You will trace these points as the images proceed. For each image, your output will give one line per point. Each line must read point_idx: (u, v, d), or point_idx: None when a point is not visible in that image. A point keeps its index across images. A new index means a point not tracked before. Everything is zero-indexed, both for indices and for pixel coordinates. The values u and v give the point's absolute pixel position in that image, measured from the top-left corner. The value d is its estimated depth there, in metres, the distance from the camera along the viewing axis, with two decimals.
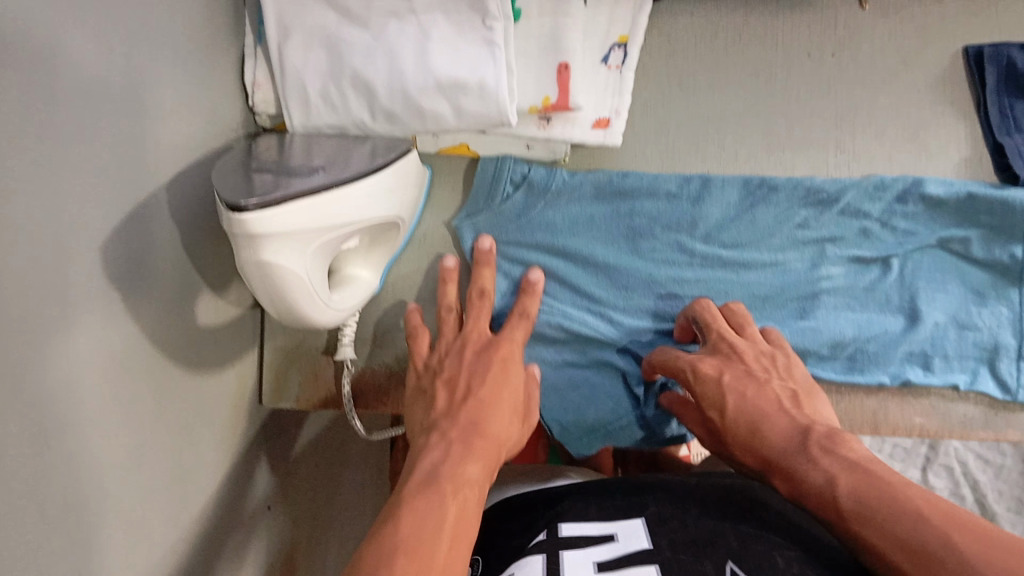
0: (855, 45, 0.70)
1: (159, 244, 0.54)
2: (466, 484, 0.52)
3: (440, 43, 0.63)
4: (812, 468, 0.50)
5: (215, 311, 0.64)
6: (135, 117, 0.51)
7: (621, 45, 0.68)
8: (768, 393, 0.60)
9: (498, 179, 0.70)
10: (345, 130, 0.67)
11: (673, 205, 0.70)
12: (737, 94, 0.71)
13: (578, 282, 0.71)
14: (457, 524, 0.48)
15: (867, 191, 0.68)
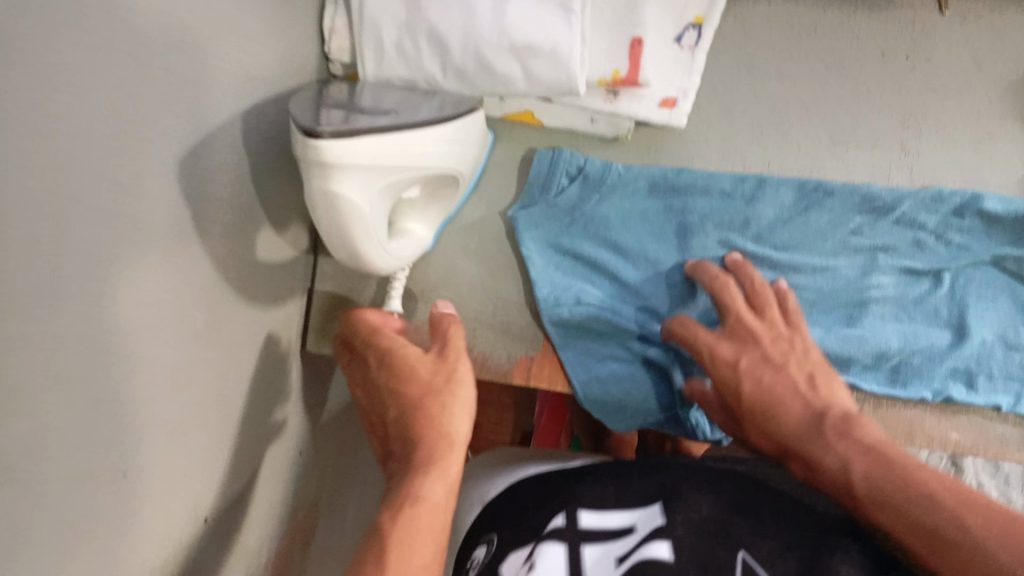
0: (929, 48, 0.70)
1: (223, 162, 0.55)
2: (441, 504, 0.50)
3: (518, 5, 0.65)
4: (824, 452, 0.51)
5: (268, 240, 0.65)
6: (222, 34, 0.53)
7: (696, 26, 0.68)
8: (787, 376, 0.59)
9: (555, 169, 0.71)
10: (415, 83, 0.68)
11: (727, 203, 0.70)
12: (807, 86, 0.71)
13: (627, 269, 0.70)
14: (428, 517, 0.48)
15: (924, 201, 0.68)
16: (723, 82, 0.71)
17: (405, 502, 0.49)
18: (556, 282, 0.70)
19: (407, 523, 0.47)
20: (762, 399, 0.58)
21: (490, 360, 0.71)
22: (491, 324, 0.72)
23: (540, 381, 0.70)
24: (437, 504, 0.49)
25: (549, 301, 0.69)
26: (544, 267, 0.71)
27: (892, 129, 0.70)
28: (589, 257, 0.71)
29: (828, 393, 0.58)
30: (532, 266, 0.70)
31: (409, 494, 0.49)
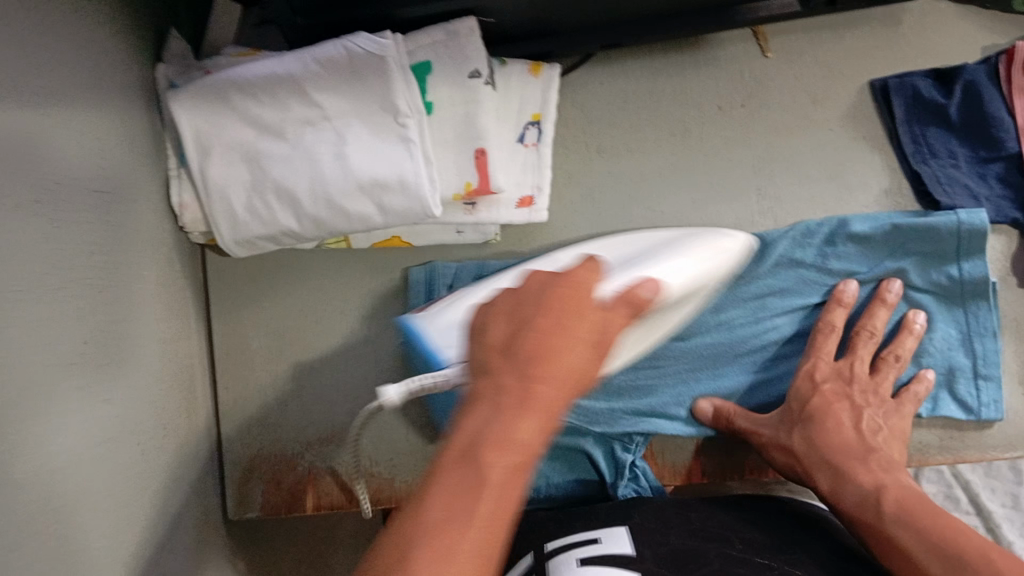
0: (762, 93, 0.72)
1: (93, 381, 0.54)
2: (508, 495, 0.36)
3: (357, 146, 0.65)
4: (855, 476, 0.59)
5: (164, 431, 0.64)
6: (54, 258, 0.52)
7: (536, 123, 0.70)
8: (859, 412, 0.64)
9: (436, 286, 0.70)
10: (277, 238, 0.68)
11: None
12: (657, 154, 0.72)
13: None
14: (500, 505, 0.36)
15: (796, 239, 0.69)
16: (576, 167, 0.73)
17: (461, 490, 0.35)
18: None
19: (452, 511, 0.35)
20: (818, 417, 0.63)
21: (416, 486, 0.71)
22: (409, 451, 0.72)
23: None
24: (526, 459, 0.37)
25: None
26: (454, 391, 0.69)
27: (746, 177, 0.71)
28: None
29: (883, 439, 0.63)
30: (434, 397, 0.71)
31: (477, 479, 0.36)
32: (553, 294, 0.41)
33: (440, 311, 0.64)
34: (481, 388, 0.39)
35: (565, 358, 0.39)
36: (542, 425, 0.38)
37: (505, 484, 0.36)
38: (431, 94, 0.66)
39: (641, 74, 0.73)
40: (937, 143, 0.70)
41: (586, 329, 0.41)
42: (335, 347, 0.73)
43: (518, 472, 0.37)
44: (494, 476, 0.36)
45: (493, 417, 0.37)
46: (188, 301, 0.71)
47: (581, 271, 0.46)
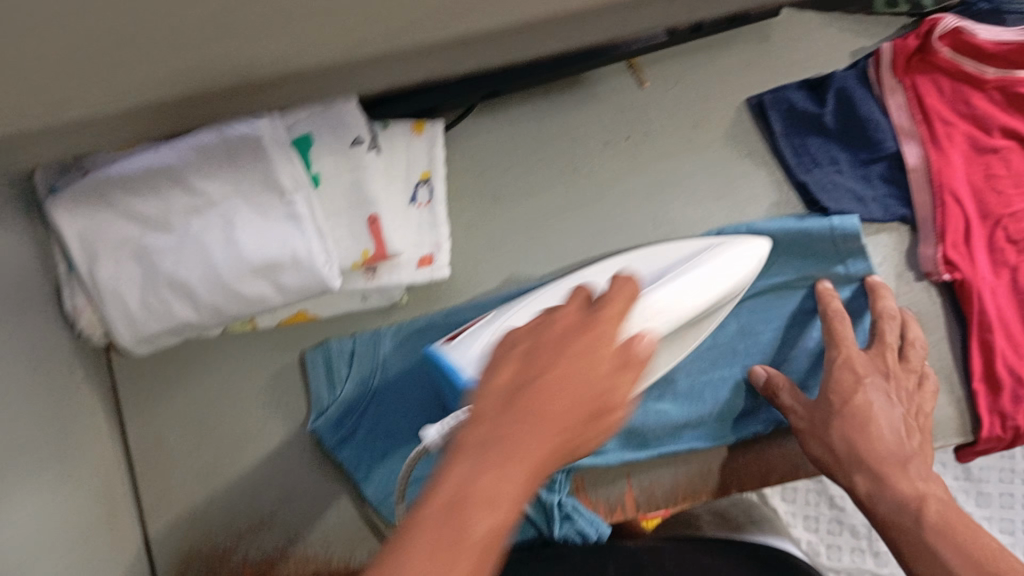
0: (645, 124, 0.73)
1: (15, 510, 0.51)
2: (487, 562, 0.35)
3: (246, 229, 0.64)
4: (897, 484, 0.61)
5: (94, 549, 0.61)
6: None
7: (425, 181, 0.70)
8: (894, 412, 0.65)
9: (333, 365, 0.73)
10: (177, 329, 0.67)
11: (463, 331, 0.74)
12: (552, 194, 0.73)
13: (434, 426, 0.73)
14: (478, 571, 0.34)
15: None
16: (475, 217, 0.72)
17: (439, 543, 0.34)
18: (375, 468, 0.72)
19: (426, 568, 0.33)
20: (856, 418, 0.64)
21: (351, 562, 0.72)
22: (340, 526, 0.73)
23: None
24: (509, 522, 0.36)
25: (381, 497, 0.72)
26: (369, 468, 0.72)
27: (641, 208, 0.72)
28: (402, 434, 0.73)
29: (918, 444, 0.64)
30: (352, 470, 0.72)
31: (461, 532, 0.34)
32: (568, 347, 0.41)
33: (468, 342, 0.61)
34: (470, 436, 0.38)
35: (527, 444, 0.37)
36: (526, 484, 0.37)
37: (487, 548, 0.35)
38: (316, 165, 0.66)
39: (525, 118, 0.73)
40: (819, 152, 0.72)
41: (566, 405, 0.39)
42: (255, 430, 0.73)
43: (500, 541, 0.35)
44: (475, 534, 0.34)
45: (483, 471, 0.36)
46: (95, 404, 0.68)
47: (596, 326, 0.42)
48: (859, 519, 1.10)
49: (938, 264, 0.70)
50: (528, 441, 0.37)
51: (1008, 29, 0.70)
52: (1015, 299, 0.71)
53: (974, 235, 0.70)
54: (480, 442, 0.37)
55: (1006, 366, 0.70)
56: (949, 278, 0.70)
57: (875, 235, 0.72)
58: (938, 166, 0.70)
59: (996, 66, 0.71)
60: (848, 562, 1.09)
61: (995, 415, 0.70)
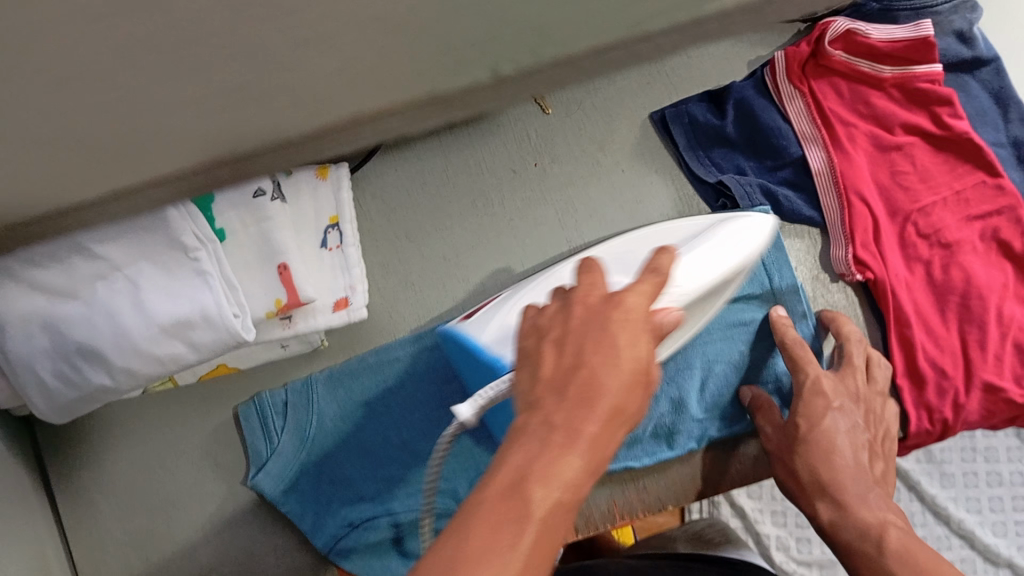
0: (551, 150, 0.76)
1: None
2: (552, 537, 0.33)
3: (153, 292, 0.62)
4: (861, 510, 0.57)
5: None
6: None
7: (335, 225, 0.71)
8: (859, 437, 0.63)
9: (266, 416, 0.70)
10: (93, 396, 0.64)
11: (389, 370, 0.72)
12: (464, 228, 0.75)
13: (379, 463, 0.71)
14: (543, 545, 0.33)
15: None
16: (389, 257, 0.74)
17: (506, 518, 0.33)
18: (320, 518, 0.69)
19: (491, 546, 0.32)
20: (822, 441, 0.62)
21: None
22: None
23: None
24: (569, 501, 0.34)
25: (331, 544, 0.69)
26: (315, 519, 0.69)
27: (552, 234, 0.75)
28: (344, 475, 0.71)
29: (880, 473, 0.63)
30: (298, 521, 0.68)
31: (525, 508, 0.33)
32: (607, 321, 0.39)
33: (488, 315, 0.62)
34: (528, 422, 0.36)
35: (585, 428, 0.35)
36: (588, 464, 0.35)
37: (549, 526, 0.33)
38: (220, 220, 0.66)
39: (432, 152, 0.75)
40: (722, 160, 0.77)
41: (622, 380, 0.37)
42: (187, 487, 0.72)
43: (562, 516, 0.34)
44: (540, 512, 0.33)
45: (541, 453, 0.34)
46: (22, 475, 0.66)
47: (622, 305, 0.40)
48: None
49: (849, 265, 0.72)
50: (581, 425, 0.35)
51: (901, 26, 0.73)
52: (932, 293, 0.72)
53: (882, 233, 0.72)
54: (537, 427, 0.35)
55: (929, 361, 0.70)
56: (861, 278, 0.71)
57: (787, 241, 0.75)
58: (841, 168, 0.73)
59: (893, 65, 0.75)
60: (819, 555, 1.04)
61: (921, 409, 0.69)
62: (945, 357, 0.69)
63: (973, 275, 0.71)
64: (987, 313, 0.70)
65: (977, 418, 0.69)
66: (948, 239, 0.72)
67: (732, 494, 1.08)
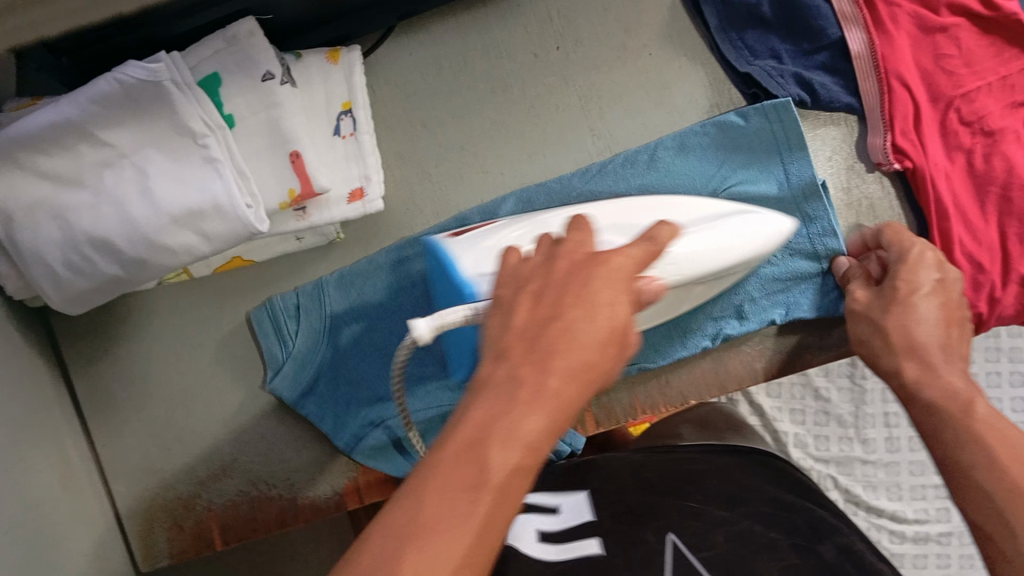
0: (574, 33, 0.73)
1: None
2: (506, 502, 0.35)
3: (161, 179, 0.60)
4: (948, 372, 0.54)
5: (56, 476, 0.62)
6: None
7: (348, 112, 0.68)
8: (951, 310, 0.60)
9: (279, 322, 0.70)
10: (106, 285, 0.63)
11: (402, 273, 0.71)
12: (483, 115, 0.73)
13: (392, 364, 0.71)
14: (497, 512, 0.34)
15: (618, 165, 0.71)
16: (404, 145, 0.72)
17: (457, 487, 0.34)
18: (342, 418, 0.71)
19: (445, 514, 0.33)
20: (904, 307, 0.59)
21: (319, 500, 0.71)
22: (304, 467, 0.71)
23: (373, 494, 0.72)
24: (527, 462, 0.35)
25: (352, 443, 0.71)
26: (330, 424, 0.70)
27: (575, 121, 0.73)
28: (361, 377, 0.71)
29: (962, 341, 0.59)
30: (318, 424, 0.70)
31: (482, 476, 0.34)
32: (579, 277, 0.40)
33: (471, 243, 0.60)
34: (495, 372, 0.37)
35: (550, 383, 0.37)
36: (549, 426, 0.36)
37: (504, 490, 0.35)
38: (228, 106, 0.63)
39: (451, 38, 0.73)
40: (756, 45, 0.73)
41: (592, 339, 0.38)
42: (205, 379, 0.72)
43: (518, 480, 0.35)
44: (495, 479, 0.34)
45: (504, 415, 0.36)
46: (39, 365, 0.66)
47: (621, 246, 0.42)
48: (846, 408, 1.05)
49: (887, 154, 0.69)
50: (546, 381, 0.37)
51: None
52: (971, 184, 0.69)
53: (923, 120, 0.69)
54: (502, 380, 0.37)
55: (965, 255, 0.66)
56: (899, 168, 0.69)
57: (822, 130, 0.72)
58: (882, 51, 0.69)
59: None
60: (837, 452, 1.04)
61: None
62: (982, 252, 0.66)
63: (1015, 165, 0.67)
64: None
65: (1011, 314, 0.67)
66: (992, 127, 0.69)
67: (752, 392, 1.06)
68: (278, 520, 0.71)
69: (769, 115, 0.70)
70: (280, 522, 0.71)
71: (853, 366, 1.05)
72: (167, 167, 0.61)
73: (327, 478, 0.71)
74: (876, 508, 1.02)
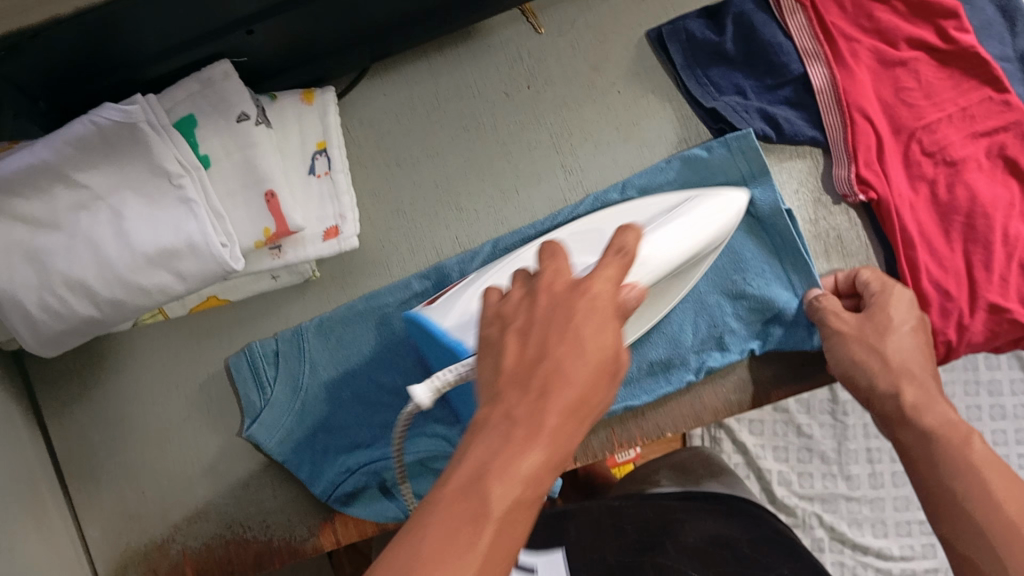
0: (543, 72, 0.76)
1: None
2: (506, 542, 0.34)
3: (135, 219, 0.60)
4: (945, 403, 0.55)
5: (30, 518, 0.62)
6: None
7: (322, 151, 0.70)
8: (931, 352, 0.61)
9: (257, 370, 0.70)
10: (80, 327, 0.62)
11: (382, 318, 0.72)
12: (456, 153, 0.75)
13: (371, 409, 0.71)
14: (502, 543, 0.34)
15: (590, 211, 0.72)
16: (378, 184, 0.74)
17: (461, 519, 0.34)
18: (319, 465, 0.70)
19: (449, 544, 0.33)
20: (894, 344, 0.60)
21: (294, 541, 0.70)
22: (280, 508, 0.70)
23: (351, 537, 0.71)
24: (527, 495, 0.35)
25: (329, 490, 0.69)
26: (308, 471, 0.69)
27: (546, 157, 0.75)
28: (338, 423, 0.70)
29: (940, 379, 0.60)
30: (294, 470, 0.69)
31: (483, 509, 0.34)
32: (562, 309, 0.40)
33: (449, 304, 0.61)
34: (488, 413, 0.37)
35: (547, 420, 0.36)
36: (550, 461, 0.36)
37: (507, 522, 0.34)
38: (203, 147, 0.64)
39: (423, 78, 0.76)
40: (720, 80, 0.75)
41: (590, 375, 0.38)
42: (179, 420, 0.72)
43: (520, 514, 0.35)
44: (497, 510, 0.34)
45: (503, 447, 0.35)
46: (13, 408, 0.66)
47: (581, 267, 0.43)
48: (828, 444, 1.05)
49: (852, 185, 0.70)
50: (544, 418, 0.36)
51: None
52: (936, 213, 0.70)
53: (886, 151, 0.71)
54: (499, 420, 0.36)
55: (933, 283, 0.67)
56: (863, 198, 0.70)
57: (788, 162, 0.74)
58: (843, 85, 0.71)
59: None
60: (821, 489, 1.04)
61: None
62: (949, 279, 0.67)
63: (978, 194, 0.69)
64: (992, 232, 0.68)
65: (980, 340, 0.67)
66: (954, 157, 0.70)
67: (733, 429, 1.06)
68: (255, 562, 0.70)
69: (732, 145, 0.72)
70: (256, 564, 0.70)
71: (833, 402, 1.06)
72: (143, 208, 0.61)
73: (303, 521, 0.70)
74: (862, 546, 1.01)
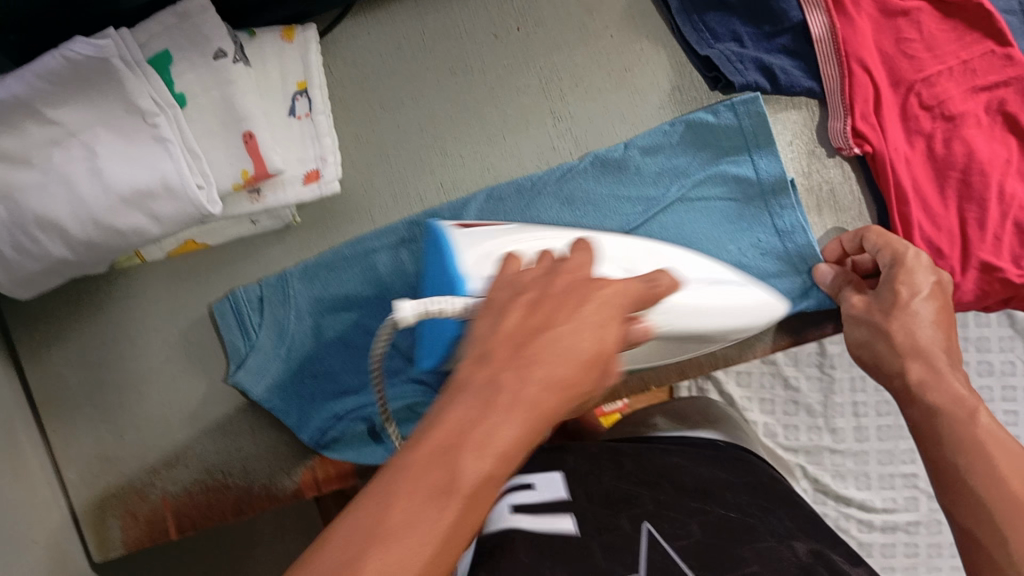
0: (533, 14, 0.74)
1: None
2: (472, 514, 0.33)
3: (110, 159, 0.59)
4: (949, 376, 0.53)
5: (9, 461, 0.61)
6: None
7: (303, 92, 0.68)
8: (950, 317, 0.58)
9: (242, 316, 0.69)
10: (55, 268, 0.61)
11: (371, 264, 0.70)
12: (444, 97, 0.73)
13: (362, 356, 0.70)
14: (466, 519, 0.33)
15: (591, 171, 0.70)
16: (363, 127, 0.72)
17: (428, 487, 0.32)
18: (305, 412, 0.69)
19: (414, 518, 0.31)
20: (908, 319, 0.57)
21: (274, 487, 0.70)
22: (260, 455, 0.70)
23: (332, 485, 0.71)
24: (500, 469, 0.34)
25: (317, 438, 0.69)
26: (297, 419, 0.69)
27: (536, 102, 0.73)
28: (325, 368, 0.70)
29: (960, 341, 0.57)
30: (282, 418, 0.68)
31: (452, 480, 0.32)
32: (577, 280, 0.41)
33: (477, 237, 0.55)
34: (474, 373, 0.36)
35: (530, 388, 0.35)
36: (523, 429, 0.35)
37: (476, 496, 0.33)
38: (180, 84, 0.62)
39: (410, 17, 0.73)
40: (717, 28, 0.73)
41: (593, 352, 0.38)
42: (158, 364, 0.71)
43: (489, 488, 0.34)
44: (468, 482, 0.33)
45: (481, 414, 0.34)
46: None
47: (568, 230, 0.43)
48: (814, 397, 1.05)
49: (847, 137, 0.69)
50: (524, 384, 0.35)
51: None
52: (931, 169, 0.68)
53: (883, 104, 0.69)
54: (482, 382, 0.35)
55: (925, 240, 0.66)
56: (858, 151, 0.69)
57: (782, 113, 0.72)
58: (842, 35, 0.69)
59: None
60: (805, 441, 1.04)
61: None
62: (942, 237, 0.66)
63: (975, 150, 0.67)
64: (988, 190, 0.66)
65: (971, 300, 0.66)
66: (953, 111, 0.69)
67: (721, 381, 1.06)
68: (235, 508, 0.70)
69: (739, 110, 0.70)
70: (237, 510, 0.70)
71: (821, 355, 1.05)
72: (119, 147, 0.59)
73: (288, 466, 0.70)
74: (845, 498, 1.02)
